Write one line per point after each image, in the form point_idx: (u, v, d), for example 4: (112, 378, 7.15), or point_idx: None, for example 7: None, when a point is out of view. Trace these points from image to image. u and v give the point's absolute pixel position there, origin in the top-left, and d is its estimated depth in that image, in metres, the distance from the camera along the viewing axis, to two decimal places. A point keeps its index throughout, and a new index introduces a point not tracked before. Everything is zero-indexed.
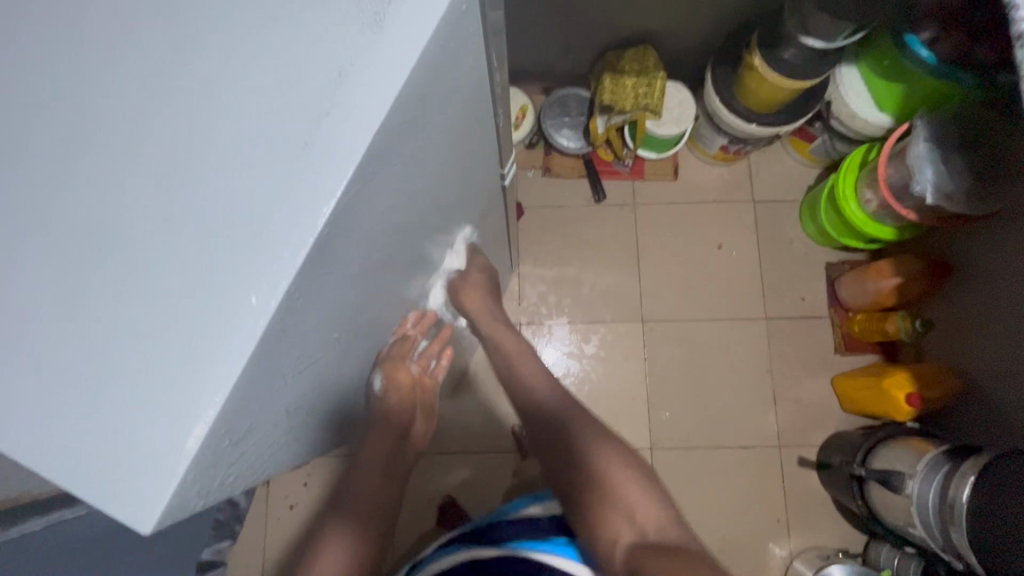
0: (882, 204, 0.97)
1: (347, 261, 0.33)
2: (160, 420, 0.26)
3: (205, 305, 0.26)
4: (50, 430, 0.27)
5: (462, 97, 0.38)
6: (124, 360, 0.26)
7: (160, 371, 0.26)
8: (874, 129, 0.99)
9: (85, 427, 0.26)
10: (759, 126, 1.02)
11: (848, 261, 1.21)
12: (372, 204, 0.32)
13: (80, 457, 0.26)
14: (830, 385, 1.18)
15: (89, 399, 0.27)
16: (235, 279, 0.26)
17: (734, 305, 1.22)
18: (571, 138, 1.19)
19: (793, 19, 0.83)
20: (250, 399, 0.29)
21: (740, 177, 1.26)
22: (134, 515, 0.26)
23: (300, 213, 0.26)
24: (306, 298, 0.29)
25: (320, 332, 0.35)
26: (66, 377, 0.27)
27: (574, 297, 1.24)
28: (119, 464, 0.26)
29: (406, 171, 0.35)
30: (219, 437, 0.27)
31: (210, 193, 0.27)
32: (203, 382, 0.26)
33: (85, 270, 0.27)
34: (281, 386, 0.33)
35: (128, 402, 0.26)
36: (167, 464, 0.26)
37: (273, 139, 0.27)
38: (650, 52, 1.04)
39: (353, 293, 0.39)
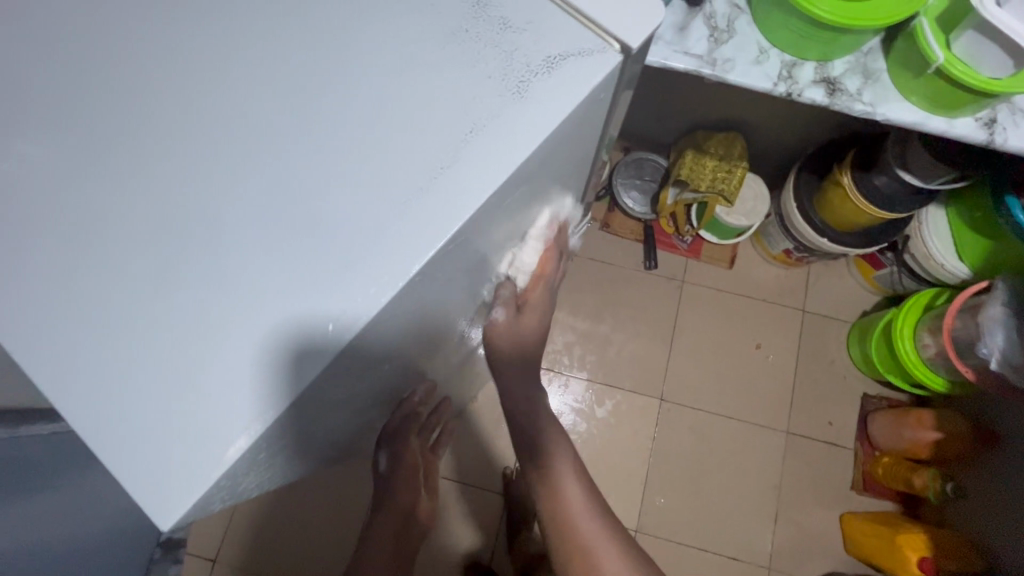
0: (940, 353, 0.93)
1: (422, 302, 0.33)
2: (203, 422, 0.26)
3: (280, 322, 0.27)
4: (94, 401, 0.27)
5: (566, 171, 0.38)
6: (183, 353, 0.27)
7: (220, 377, 0.27)
8: (950, 276, 0.96)
9: (127, 407, 0.27)
10: (831, 242, 1.00)
11: (887, 397, 1.16)
12: (465, 255, 0.33)
13: (111, 437, 0.26)
14: (839, 520, 1.12)
15: (135, 382, 0.27)
16: (314, 304, 0.27)
17: (757, 410, 1.19)
18: (638, 201, 1.20)
19: (895, 149, 0.83)
20: (295, 416, 0.29)
21: (795, 284, 1.23)
22: (154, 511, 0.26)
23: (398, 255, 0.27)
24: (374, 333, 0.30)
25: (379, 360, 0.36)
26: (125, 356, 0.27)
27: (598, 356, 1.22)
28: (152, 455, 0.26)
29: (503, 231, 0.36)
30: (259, 447, 0.28)
31: (312, 218, 0.28)
32: (262, 392, 0.26)
33: (169, 256, 0.28)
34: (322, 405, 0.34)
35: (177, 398, 0.26)
36: (202, 465, 0.26)
37: (387, 177, 0.28)
38: (738, 141, 1.06)
39: (423, 326, 0.40)
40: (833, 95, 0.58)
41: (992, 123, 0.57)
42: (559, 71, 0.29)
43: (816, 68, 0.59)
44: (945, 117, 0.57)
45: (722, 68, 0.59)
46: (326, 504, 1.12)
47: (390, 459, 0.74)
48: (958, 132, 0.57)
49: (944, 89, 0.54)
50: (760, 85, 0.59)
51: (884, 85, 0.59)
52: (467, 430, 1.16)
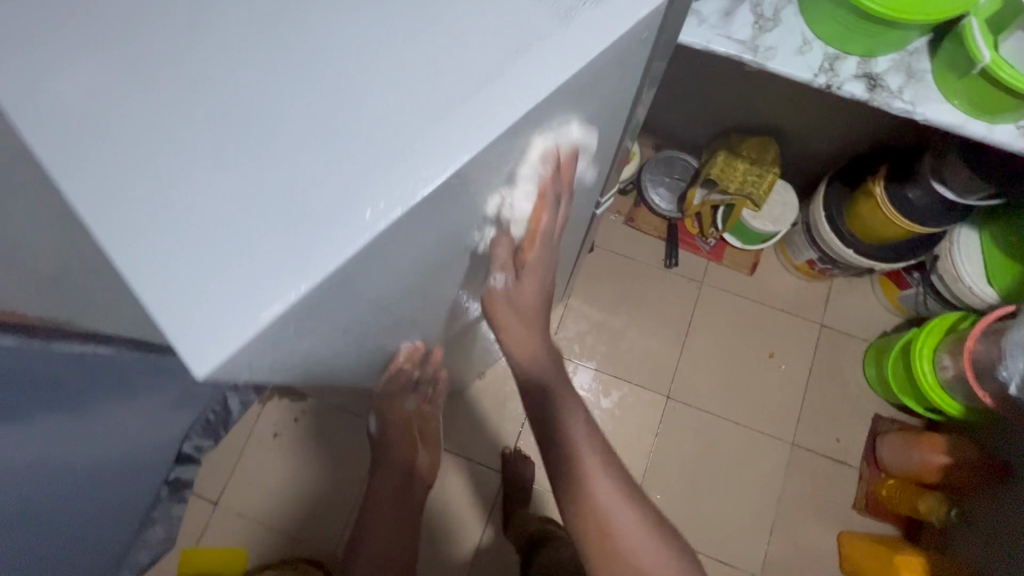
0: (958, 375, 0.92)
1: (452, 218, 0.34)
2: (235, 284, 0.25)
3: (321, 197, 0.26)
4: (136, 237, 0.25)
5: (594, 117, 0.40)
6: (235, 204, 0.26)
7: (270, 234, 0.26)
8: (977, 300, 0.94)
9: (170, 249, 0.25)
10: (856, 254, 0.99)
11: (899, 420, 1.14)
12: (492, 175, 0.34)
13: (150, 276, 0.25)
14: (836, 537, 1.10)
15: (167, 235, 0.25)
16: (355, 185, 0.27)
17: (764, 418, 1.18)
18: (664, 199, 1.20)
19: (931, 160, 0.82)
20: (331, 298, 0.29)
21: (816, 297, 1.22)
22: (187, 356, 0.24)
23: (451, 146, 0.28)
24: (406, 232, 0.30)
25: (401, 277, 0.37)
26: (175, 198, 0.26)
27: (609, 348, 1.22)
28: (191, 301, 0.25)
29: (528, 165, 0.38)
30: (288, 320, 0.27)
31: (362, 103, 0.28)
32: (298, 259, 0.25)
33: (234, 108, 0.27)
34: (351, 308, 0.34)
35: (209, 256, 0.25)
36: (240, 318, 0.25)
37: (451, 71, 0.29)
38: (771, 147, 1.06)
39: (448, 255, 0.41)
40: (873, 90, 0.58)
41: None
42: (605, 3, 0.31)
43: (859, 62, 0.59)
44: (985, 122, 0.57)
45: (763, 55, 0.59)
46: (330, 469, 1.17)
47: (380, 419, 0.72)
48: (997, 139, 0.57)
49: (987, 92, 0.54)
50: (800, 75, 0.59)
51: (927, 85, 0.58)
52: (471, 405, 1.18)
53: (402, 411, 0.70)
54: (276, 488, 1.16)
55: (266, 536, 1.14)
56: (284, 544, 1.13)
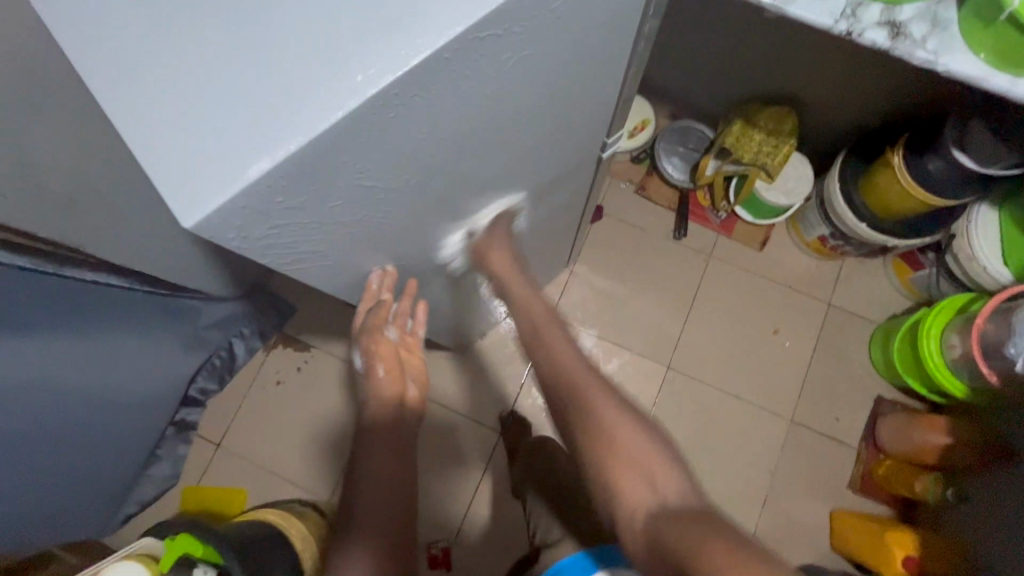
0: (965, 354, 0.90)
1: (449, 117, 0.34)
2: (230, 142, 0.29)
3: (318, 65, 0.28)
4: (158, 93, 0.30)
5: (609, 27, 0.38)
6: (236, 70, 0.29)
7: (261, 100, 0.29)
8: (990, 280, 0.92)
9: (182, 108, 0.30)
10: (869, 228, 0.97)
11: (902, 402, 1.13)
12: (502, 73, 0.33)
13: (167, 130, 0.30)
14: (829, 514, 1.10)
15: (184, 93, 0.30)
16: (347, 55, 0.28)
17: (764, 394, 1.17)
18: (677, 168, 1.19)
19: (954, 128, 0.79)
20: (315, 170, 0.31)
21: (826, 276, 1.20)
22: (187, 201, 0.29)
23: (436, 19, 0.28)
24: (400, 113, 0.31)
25: (404, 170, 0.37)
26: (187, 61, 0.30)
27: (612, 315, 1.22)
28: (195, 154, 0.29)
29: (537, 70, 0.36)
30: (276, 182, 0.30)
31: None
32: (287, 121, 0.28)
33: None
34: (346, 196, 0.37)
35: (217, 113, 0.29)
36: (231, 173, 0.29)
37: None
38: (790, 117, 1.03)
39: (449, 166, 0.41)
40: (895, 38, 0.56)
41: None
42: None
43: (883, 9, 0.57)
44: (1008, 75, 0.55)
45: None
46: (328, 420, 1.19)
47: (365, 357, 0.72)
48: (1021, 93, 0.55)
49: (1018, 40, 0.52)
50: (821, 21, 0.57)
51: (952, 34, 0.56)
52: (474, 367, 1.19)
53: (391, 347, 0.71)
54: (276, 434, 1.18)
55: (264, 479, 1.16)
56: (281, 488, 1.16)
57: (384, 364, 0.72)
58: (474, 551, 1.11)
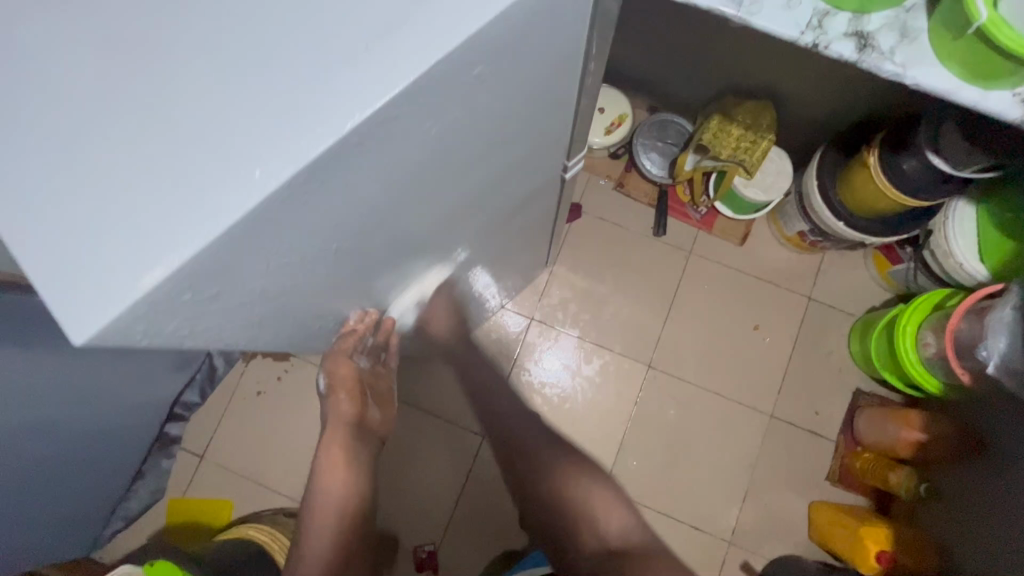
0: (939, 353, 0.90)
1: (376, 182, 0.32)
2: (117, 245, 0.24)
3: (210, 154, 0.24)
4: (25, 190, 0.24)
5: (546, 68, 0.36)
6: (119, 160, 0.24)
7: (152, 194, 0.24)
8: (966, 277, 0.92)
9: (55, 206, 0.24)
10: (846, 227, 0.96)
11: (880, 395, 1.13)
12: (426, 135, 0.31)
13: (35, 234, 0.24)
14: (807, 507, 1.12)
15: (36, 195, 0.24)
16: (243, 142, 0.24)
17: (744, 389, 1.17)
18: (656, 163, 1.16)
19: (929, 128, 0.78)
20: (229, 262, 0.27)
21: (806, 270, 1.20)
22: (66, 321, 0.24)
23: (347, 95, 0.25)
24: (320, 187, 0.28)
25: (327, 236, 0.34)
26: (60, 151, 0.24)
27: (593, 315, 1.21)
28: (72, 263, 0.24)
29: (468, 122, 0.33)
30: (177, 289, 0.25)
31: (253, 44, 0.25)
32: (187, 219, 0.24)
33: (122, 51, 0.25)
34: (274, 273, 0.33)
35: (84, 214, 0.24)
36: (119, 282, 0.24)
37: (353, 9, 0.25)
38: (768, 111, 1.00)
39: (387, 220, 0.39)
40: (863, 51, 0.54)
41: None
42: None
43: (852, 19, 0.54)
44: (978, 88, 0.53)
45: (748, 9, 0.54)
46: (310, 428, 1.19)
47: (328, 378, 0.70)
48: (991, 105, 0.53)
49: (983, 54, 0.50)
50: (786, 33, 0.54)
51: (922, 45, 0.54)
52: None
53: (353, 375, 0.70)
54: (260, 444, 1.19)
55: (248, 490, 1.17)
56: (266, 498, 1.16)
57: (354, 389, 0.72)
58: (460, 554, 1.13)
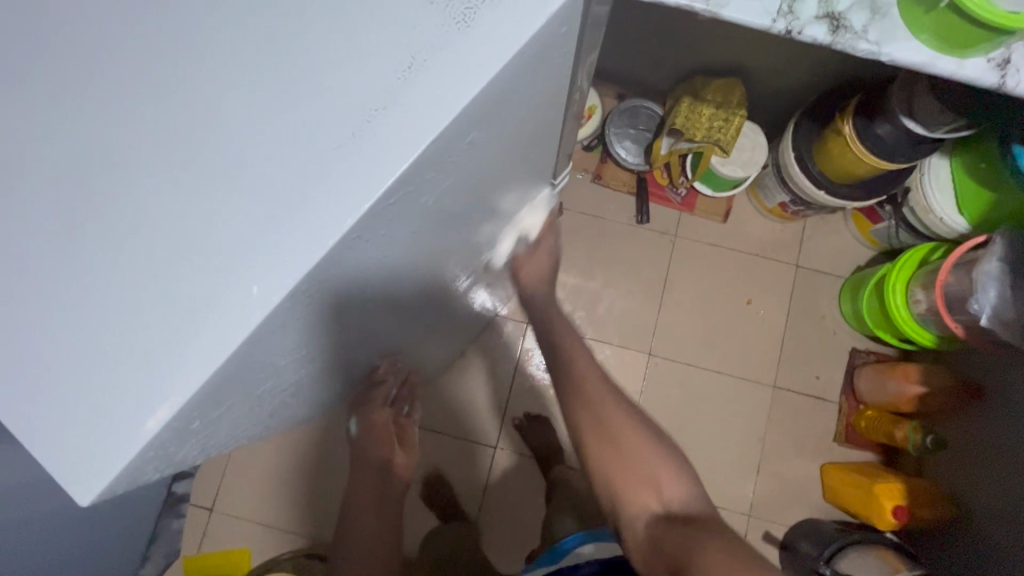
0: (931, 309, 0.91)
1: (365, 269, 0.34)
2: (128, 393, 0.28)
3: (202, 299, 0.28)
4: (49, 352, 0.29)
5: (520, 129, 0.37)
6: (122, 317, 0.28)
7: (153, 343, 0.28)
8: (947, 229, 0.94)
9: (77, 364, 0.29)
10: (826, 194, 0.97)
11: (876, 352, 1.16)
12: (412, 216, 0.34)
13: (62, 390, 0.29)
14: (819, 471, 1.14)
15: (64, 354, 0.29)
16: (227, 280, 0.28)
17: (744, 363, 1.19)
18: (630, 152, 1.15)
19: (902, 93, 0.78)
20: (230, 383, 0.31)
21: (791, 238, 1.21)
22: (94, 465, 0.28)
23: (317, 222, 0.28)
24: (311, 296, 0.31)
25: (333, 310, 0.36)
26: (70, 318, 0.29)
27: (587, 312, 1.21)
28: (94, 413, 0.28)
29: (450, 190, 0.35)
30: (186, 417, 0.29)
31: (228, 195, 0.28)
32: (183, 361, 0.28)
33: (114, 224, 0.29)
34: (279, 366, 0.36)
35: (102, 364, 0.28)
36: (132, 425, 0.28)
37: (313, 144, 0.28)
38: (738, 87, 0.99)
39: (380, 285, 0.40)
40: (836, 32, 0.53)
41: (1004, 64, 0.53)
42: (472, 29, 0.29)
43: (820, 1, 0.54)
44: (954, 58, 0.53)
45: (717, 2, 0.53)
46: (316, 466, 1.16)
47: None
48: (968, 74, 0.53)
49: (956, 25, 0.50)
50: (758, 23, 0.53)
51: (893, 20, 0.53)
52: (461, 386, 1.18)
53: None
54: (269, 488, 1.16)
55: (265, 536, 1.14)
56: (285, 541, 1.14)
57: None
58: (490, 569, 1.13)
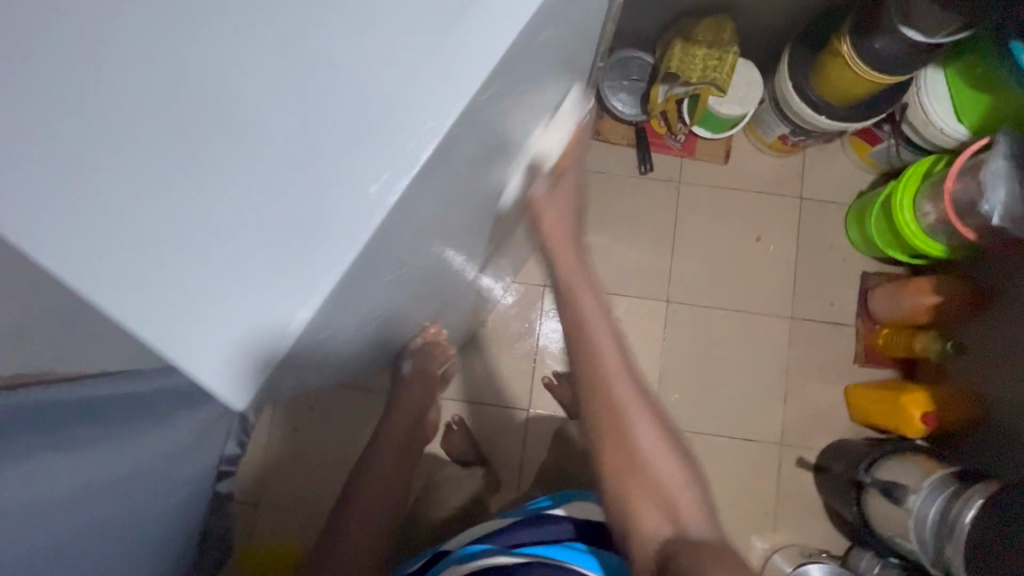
0: (941, 219, 0.94)
1: (451, 173, 0.34)
2: (259, 304, 0.27)
3: (322, 199, 0.27)
4: (141, 275, 0.26)
5: (560, 38, 0.39)
6: (235, 226, 0.27)
7: (276, 249, 0.27)
8: (946, 140, 0.96)
9: (186, 282, 0.27)
10: (828, 119, 0.98)
11: (886, 272, 1.18)
12: (486, 120, 0.34)
13: (170, 312, 0.27)
14: (843, 393, 1.17)
15: (162, 275, 0.26)
16: (345, 176, 0.27)
17: (760, 300, 1.21)
18: (627, 103, 1.15)
19: (897, 4, 0.78)
20: (344, 290, 0.31)
21: (792, 172, 1.22)
22: (228, 381, 0.28)
23: (431, 107, 0.27)
24: (417, 194, 0.31)
25: (417, 216, 0.35)
26: (164, 233, 0.26)
27: (600, 266, 1.22)
28: (221, 329, 0.27)
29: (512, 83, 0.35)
30: (313, 325, 0.30)
31: (330, 85, 0.27)
32: (313, 265, 0.27)
33: (198, 125, 0.26)
34: (369, 282, 0.36)
35: (221, 279, 0.27)
36: (270, 335, 0.28)
37: (412, 25, 0.27)
38: (728, 25, 1.00)
39: (444, 211, 0.41)
40: None
41: None
42: None
43: None
44: None
45: None
46: (353, 451, 1.18)
47: None
48: None
49: None
50: None
51: None
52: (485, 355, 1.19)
53: None
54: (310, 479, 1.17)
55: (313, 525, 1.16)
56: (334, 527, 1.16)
57: None
58: None
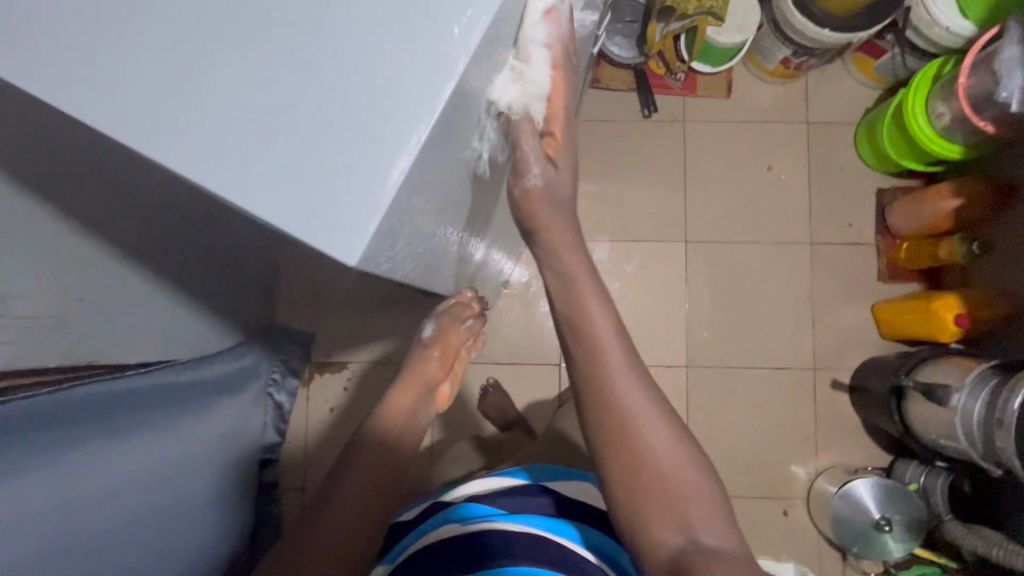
0: (957, 118, 0.93)
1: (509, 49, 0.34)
2: (358, 158, 0.27)
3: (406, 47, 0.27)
4: (253, 143, 0.28)
5: None
6: (326, 86, 0.27)
7: (367, 103, 0.27)
8: (952, 39, 0.95)
9: (288, 145, 0.27)
10: (832, 32, 0.95)
11: (901, 186, 1.18)
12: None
13: (281, 176, 0.28)
14: (869, 311, 1.17)
15: (269, 143, 0.28)
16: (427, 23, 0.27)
17: (777, 230, 1.20)
18: (623, 47, 1.11)
19: None
20: (433, 156, 0.30)
21: (796, 97, 1.21)
22: (337, 237, 0.27)
23: None
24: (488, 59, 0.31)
25: (482, 100, 0.36)
26: (265, 103, 0.27)
27: (614, 214, 1.21)
28: (325, 187, 0.27)
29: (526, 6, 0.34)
30: (408, 186, 0.29)
31: None
32: (405, 114, 0.27)
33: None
34: (445, 174, 0.37)
35: (319, 139, 0.27)
36: (369, 189, 0.27)
37: None
38: None
39: (494, 118, 0.41)
40: None
41: None
42: None
43: None
44: None
45: None
46: None
47: (437, 329, 0.72)
48: None
49: None
50: None
51: None
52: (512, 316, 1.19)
53: (456, 338, 0.72)
54: None
55: None
56: None
57: (447, 348, 0.71)
58: None
